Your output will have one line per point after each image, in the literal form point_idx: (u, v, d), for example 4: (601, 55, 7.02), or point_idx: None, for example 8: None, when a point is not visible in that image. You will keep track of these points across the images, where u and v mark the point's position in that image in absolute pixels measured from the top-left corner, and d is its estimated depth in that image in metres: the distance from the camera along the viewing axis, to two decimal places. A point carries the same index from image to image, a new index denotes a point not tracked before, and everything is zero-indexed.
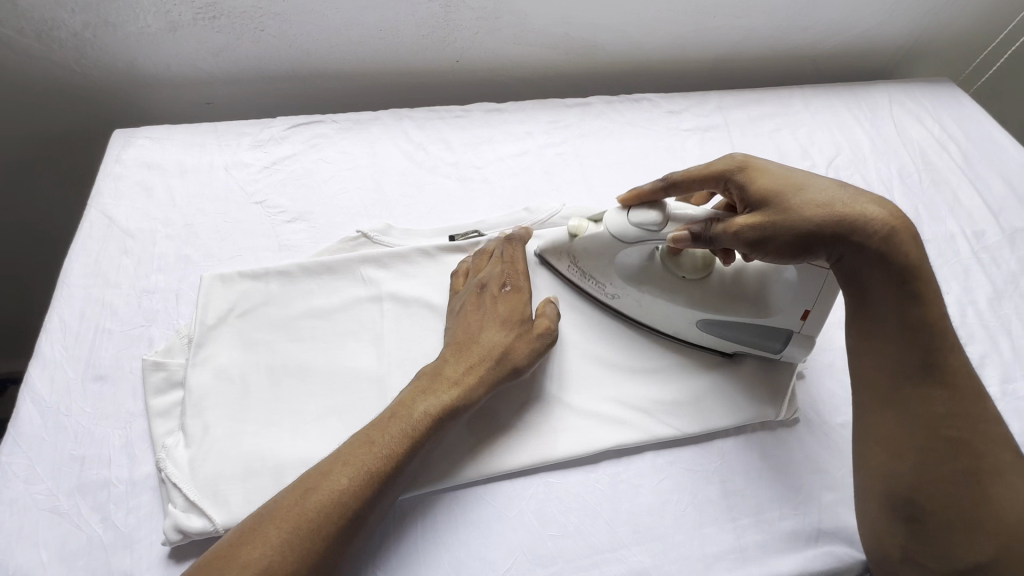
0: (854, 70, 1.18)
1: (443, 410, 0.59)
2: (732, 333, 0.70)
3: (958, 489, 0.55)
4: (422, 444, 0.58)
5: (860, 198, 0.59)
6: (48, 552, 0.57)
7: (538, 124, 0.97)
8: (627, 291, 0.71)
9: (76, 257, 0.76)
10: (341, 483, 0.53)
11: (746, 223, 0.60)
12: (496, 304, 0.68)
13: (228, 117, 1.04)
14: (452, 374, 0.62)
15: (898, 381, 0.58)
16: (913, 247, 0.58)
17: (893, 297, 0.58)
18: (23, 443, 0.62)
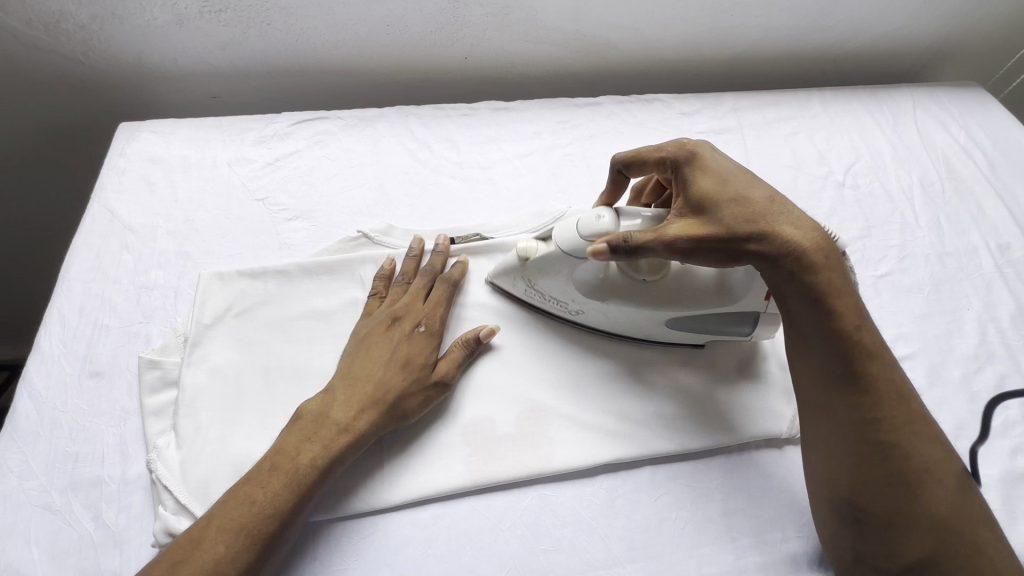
0: (876, 73, 1.14)
1: (329, 460, 0.57)
2: (702, 325, 0.68)
3: (892, 492, 0.52)
4: (307, 496, 0.55)
5: (800, 217, 0.59)
6: (39, 549, 0.56)
7: (546, 124, 0.95)
8: (592, 306, 0.68)
9: (77, 251, 0.76)
10: (219, 548, 0.50)
11: (679, 228, 0.58)
12: (404, 342, 0.65)
13: (235, 111, 1.03)
14: (339, 419, 0.59)
15: (827, 391, 0.56)
16: (833, 268, 0.57)
17: (803, 310, 0.57)
18: (19, 438, 0.62)
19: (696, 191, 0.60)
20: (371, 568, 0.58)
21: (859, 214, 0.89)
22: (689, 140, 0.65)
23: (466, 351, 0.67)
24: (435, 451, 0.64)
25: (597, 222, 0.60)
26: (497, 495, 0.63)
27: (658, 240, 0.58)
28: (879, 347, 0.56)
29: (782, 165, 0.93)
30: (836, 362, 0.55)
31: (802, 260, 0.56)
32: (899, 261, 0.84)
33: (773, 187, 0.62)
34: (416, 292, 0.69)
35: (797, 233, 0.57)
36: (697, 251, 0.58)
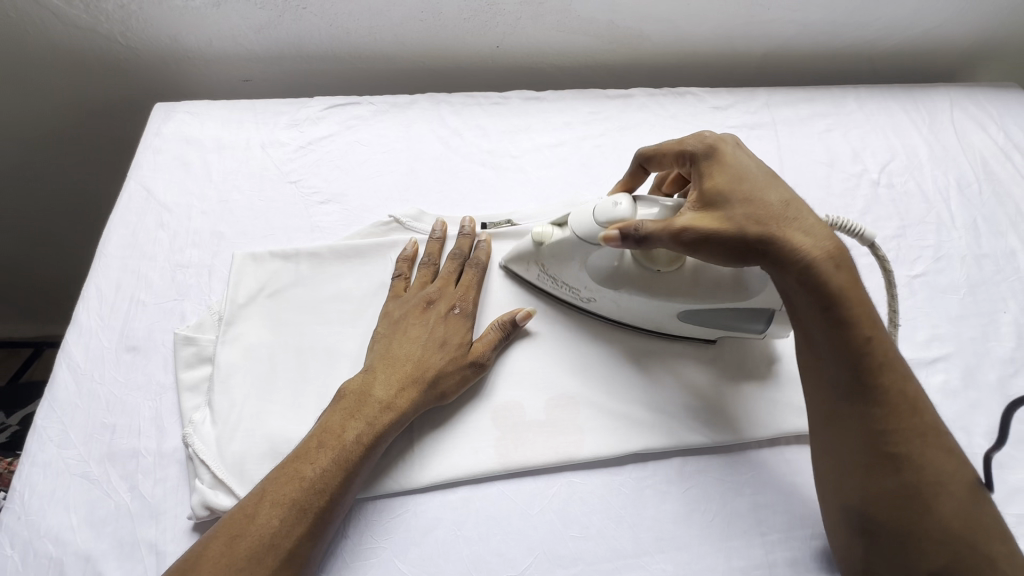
0: (912, 72, 1.12)
1: (376, 436, 0.58)
2: (714, 318, 0.66)
3: (903, 501, 0.51)
4: (355, 471, 0.56)
5: (815, 224, 0.56)
6: (78, 517, 0.58)
7: (577, 115, 0.94)
8: (603, 293, 0.67)
9: (114, 228, 0.77)
10: (272, 524, 0.52)
11: (687, 221, 0.56)
12: (441, 323, 0.66)
13: (266, 94, 1.04)
14: (382, 397, 0.60)
15: (835, 397, 0.55)
16: (843, 273, 0.54)
17: (807, 314, 0.55)
18: (58, 408, 0.63)
19: (709, 189, 0.58)
20: (401, 546, 0.59)
21: (894, 213, 0.88)
22: (711, 133, 0.62)
23: (502, 333, 0.67)
24: (467, 433, 0.64)
25: (614, 210, 0.59)
26: (527, 480, 0.63)
27: (664, 230, 0.56)
28: (889, 359, 0.54)
29: (815, 162, 0.92)
30: (842, 370, 0.54)
31: (814, 266, 0.54)
32: (934, 262, 0.83)
33: (792, 192, 0.59)
34: (447, 276, 0.70)
35: (809, 240, 0.55)
36: (704, 246, 0.56)
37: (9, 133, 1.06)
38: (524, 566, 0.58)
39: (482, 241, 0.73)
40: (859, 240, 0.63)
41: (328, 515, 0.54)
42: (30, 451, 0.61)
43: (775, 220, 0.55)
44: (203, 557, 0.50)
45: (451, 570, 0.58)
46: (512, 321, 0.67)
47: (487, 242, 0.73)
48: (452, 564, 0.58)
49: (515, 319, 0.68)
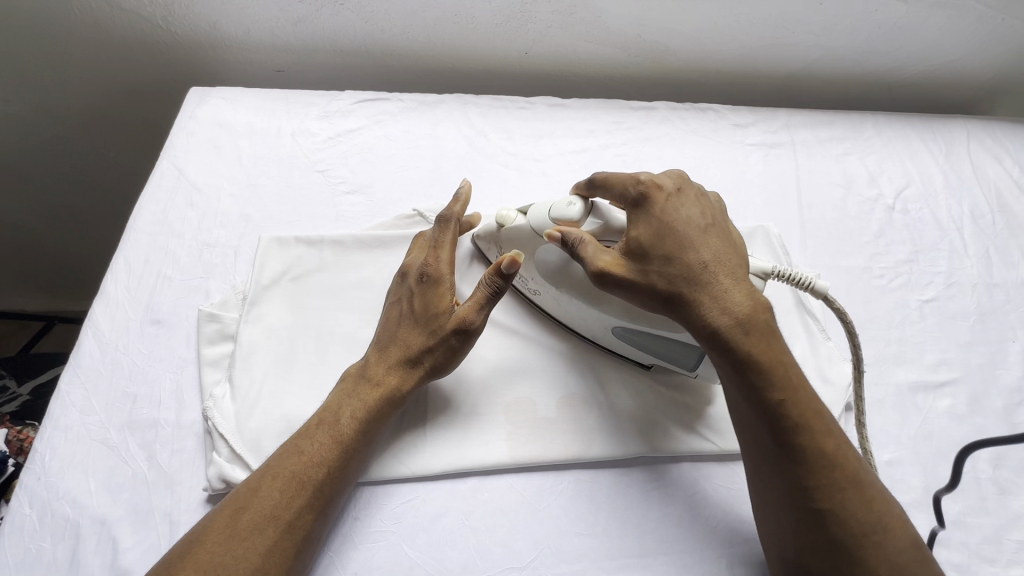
0: (930, 102, 1.13)
1: (368, 413, 0.59)
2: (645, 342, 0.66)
3: (831, 555, 0.52)
4: (353, 449, 0.57)
5: (732, 285, 0.57)
6: (95, 481, 0.59)
7: (600, 123, 0.96)
8: (546, 288, 0.68)
9: (145, 204, 0.79)
10: (272, 499, 0.53)
11: (607, 263, 0.59)
12: (413, 296, 0.64)
13: (297, 85, 1.06)
14: (373, 374, 0.61)
15: (759, 458, 0.56)
16: (761, 341, 0.55)
17: (726, 372, 0.57)
18: (81, 374, 0.65)
19: (633, 240, 0.59)
20: (409, 531, 0.60)
21: (908, 238, 0.89)
22: (647, 177, 0.62)
23: (491, 288, 0.61)
24: (473, 426, 0.65)
25: (567, 209, 0.62)
26: (534, 475, 0.64)
27: (589, 260, 0.59)
28: (804, 422, 0.54)
29: (831, 183, 0.94)
30: (761, 430, 0.55)
31: (724, 328, 0.55)
32: (945, 288, 0.84)
33: (716, 244, 0.59)
34: (422, 248, 0.69)
35: (721, 303, 0.56)
36: (617, 289, 0.59)
37: (45, 108, 1.08)
38: (528, 559, 0.59)
39: (463, 187, 0.69)
40: (811, 292, 0.63)
41: (326, 492, 0.55)
42: (52, 414, 0.62)
43: (690, 279, 0.57)
44: (208, 530, 0.51)
45: (457, 558, 0.58)
46: (496, 272, 0.61)
47: (467, 188, 0.69)
48: (459, 553, 0.59)
49: (495, 267, 0.61)
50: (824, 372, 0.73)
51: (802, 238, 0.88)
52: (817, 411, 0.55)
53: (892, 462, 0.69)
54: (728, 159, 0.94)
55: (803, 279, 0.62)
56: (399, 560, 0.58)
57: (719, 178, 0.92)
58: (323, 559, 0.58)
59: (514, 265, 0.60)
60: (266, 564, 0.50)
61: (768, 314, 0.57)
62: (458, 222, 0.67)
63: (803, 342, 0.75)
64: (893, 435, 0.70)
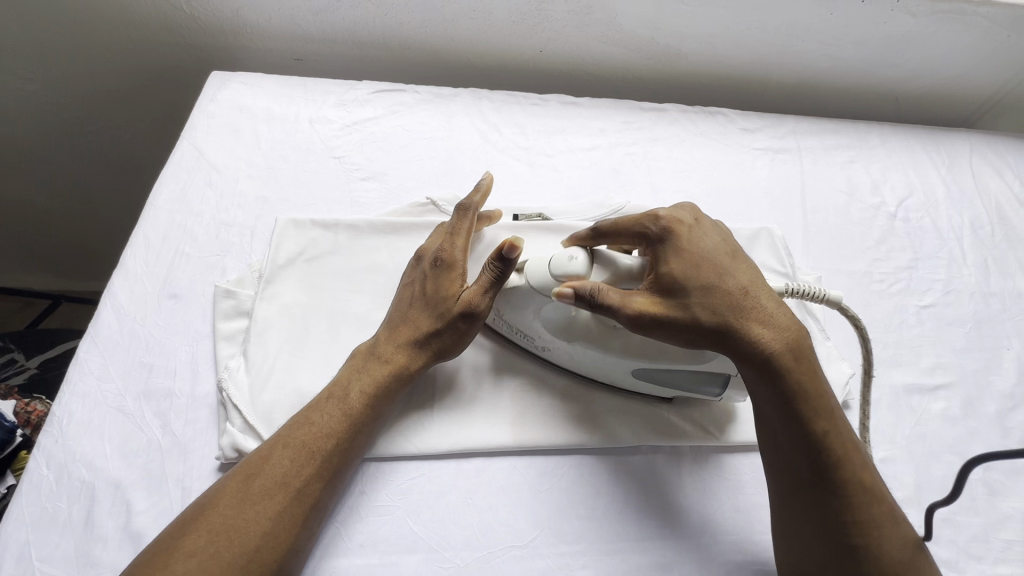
0: (934, 115, 1.16)
1: (377, 389, 0.61)
2: (665, 379, 0.64)
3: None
4: (361, 424, 0.59)
5: (776, 313, 0.59)
6: (111, 446, 0.60)
7: (611, 122, 0.98)
8: (557, 343, 0.65)
9: (165, 183, 0.80)
10: (282, 467, 0.54)
11: (640, 304, 0.57)
12: (427, 278, 0.66)
13: (315, 74, 1.08)
14: (384, 353, 0.63)
15: (796, 489, 0.56)
16: (807, 370, 0.57)
17: (774, 402, 0.57)
18: (99, 343, 0.66)
19: (665, 271, 0.58)
20: (414, 506, 0.61)
21: (908, 246, 0.91)
22: (664, 212, 0.62)
23: (494, 272, 0.63)
24: (480, 408, 0.66)
25: (568, 263, 0.59)
26: (537, 457, 0.65)
27: (621, 306, 0.56)
28: (846, 451, 0.55)
29: (835, 190, 0.96)
30: (806, 463, 0.55)
31: (778, 357, 0.56)
32: (943, 295, 0.86)
33: (750, 271, 0.61)
34: (439, 234, 0.70)
35: (769, 332, 0.57)
36: (652, 329, 0.57)
37: (64, 88, 1.10)
38: (528, 538, 0.60)
39: (484, 179, 0.73)
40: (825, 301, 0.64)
41: (334, 463, 0.57)
42: (70, 380, 0.63)
43: (738, 308, 0.58)
44: (220, 494, 0.53)
45: (460, 534, 0.60)
46: (497, 256, 0.62)
47: (489, 180, 0.73)
48: (462, 529, 0.60)
49: (496, 253, 0.62)
50: (822, 370, 0.75)
51: (804, 241, 0.89)
52: (852, 440, 0.57)
53: (885, 460, 0.70)
54: (734, 163, 0.96)
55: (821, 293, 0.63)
56: (402, 534, 0.60)
57: (725, 180, 0.94)
58: (329, 530, 0.59)
59: (514, 250, 0.61)
60: (276, 529, 0.52)
61: (807, 334, 0.59)
62: (476, 211, 0.69)
63: None
64: (887, 434, 0.72)
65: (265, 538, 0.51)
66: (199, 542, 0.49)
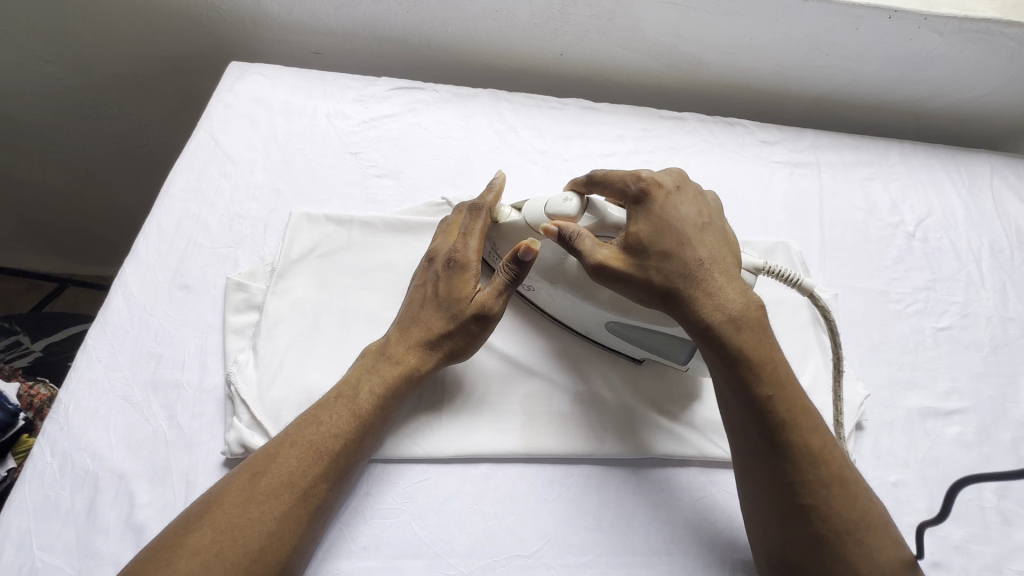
0: (954, 135, 1.15)
1: (386, 391, 0.60)
2: (638, 338, 0.66)
3: (813, 549, 0.53)
4: (368, 428, 0.58)
5: (726, 284, 0.59)
6: (116, 436, 0.60)
7: (630, 129, 0.97)
8: (541, 284, 0.68)
9: (180, 171, 0.80)
10: (289, 466, 0.54)
11: (606, 256, 0.59)
12: (440, 279, 0.65)
13: (333, 68, 1.08)
14: (394, 353, 0.62)
15: (747, 452, 0.57)
16: (753, 340, 0.57)
17: (717, 369, 0.58)
18: (108, 331, 0.66)
19: (633, 234, 0.60)
20: (420, 510, 0.60)
21: (926, 266, 0.90)
22: (648, 175, 0.63)
23: (509, 274, 0.62)
24: (488, 413, 0.66)
25: (563, 205, 0.63)
26: (545, 465, 0.65)
27: (588, 253, 0.59)
28: (792, 418, 0.55)
29: (854, 207, 0.95)
30: (750, 426, 0.56)
31: (718, 323, 0.57)
32: (960, 317, 0.85)
33: (714, 243, 0.61)
34: (451, 232, 0.69)
35: (713, 302, 0.58)
36: (613, 281, 0.59)
37: (81, 71, 1.10)
38: (534, 549, 0.59)
39: (497, 177, 0.71)
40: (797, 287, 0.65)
41: (341, 464, 0.56)
42: (78, 367, 0.63)
43: (688, 277, 0.58)
44: (226, 492, 0.52)
45: (465, 541, 0.59)
46: (512, 258, 0.61)
47: (502, 177, 0.72)
48: (468, 536, 0.59)
49: (512, 257, 0.61)
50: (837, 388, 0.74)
51: (821, 257, 0.88)
52: (807, 414, 0.56)
53: (898, 483, 0.69)
54: (753, 175, 0.95)
55: (792, 278, 0.64)
56: (408, 538, 0.59)
57: (743, 192, 0.93)
58: (333, 531, 0.58)
59: (529, 253, 0.60)
60: (280, 529, 0.51)
61: (763, 313, 0.59)
62: (490, 211, 0.68)
63: (818, 357, 0.76)
64: (900, 457, 0.71)
65: (266, 541, 0.50)
66: (199, 543, 0.48)
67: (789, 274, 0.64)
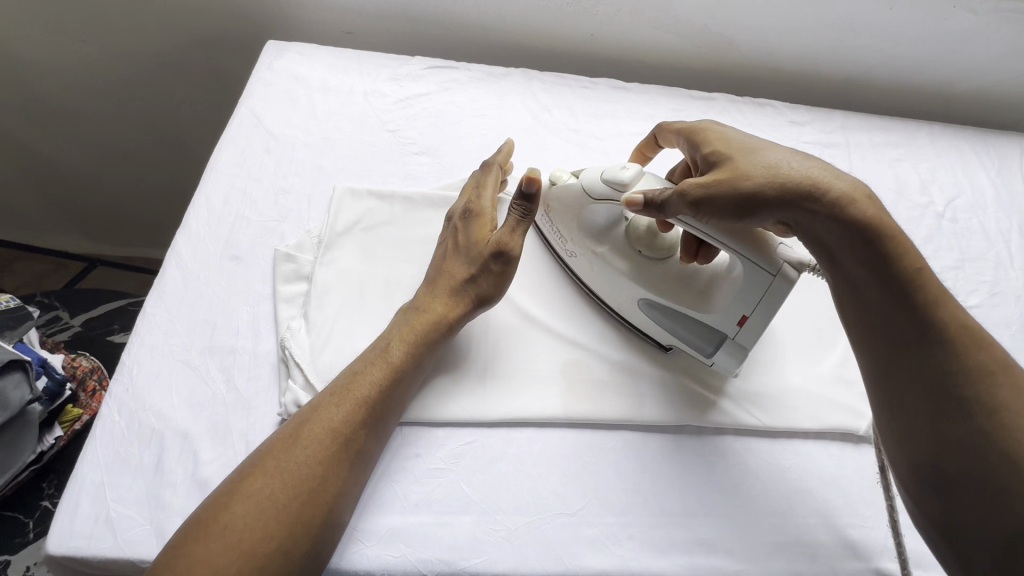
0: (984, 117, 1.15)
1: (418, 340, 0.62)
2: (666, 321, 0.69)
3: (984, 445, 0.46)
4: (403, 380, 0.61)
5: (835, 176, 0.58)
6: (178, 398, 0.62)
7: (661, 109, 0.98)
8: (584, 251, 0.73)
9: (225, 147, 0.82)
10: (333, 416, 0.56)
11: (699, 181, 0.61)
12: (457, 230, 0.69)
13: (365, 48, 1.09)
14: (422, 304, 0.65)
15: (885, 351, 0.53)
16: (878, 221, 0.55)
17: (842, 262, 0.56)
18: (166, 298, 0.68)
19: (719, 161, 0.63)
20: (466, 471, 0.63)
21: (955, 246, 0.91)
22: (710, 124, 0.70)
23: (519, 212, 0.66)
24: (530, 380, 0.68)
25: (623, 173, 0.67)
26: (586, 430, 0.67)
27: (677, 193, 0.61)
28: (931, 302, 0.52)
29: (884, 187, 0.95)
30: (883, 317, 0.53)
31: (836, 209, 0.56)
32: (989, 296, 0.86)
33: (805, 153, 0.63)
34: (468, 190, 0.73)
35: (827, 189, 0.57)
36: (712, 201, 0.60)
37: (117, 51, 1.12)
38: (576, 509, 0.62)
39: (503, 146, 0.77)
40: None
41: (380, 416, 0.59)
42: (139, 332, 0.66)
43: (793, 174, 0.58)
44: (276, 443, 0.55)
45: (511, 500, 0.62)
46: (521, 196, 0.66)
47: (510, 143, 0.78)
48: (512, 496, 0.62)
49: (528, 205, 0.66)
50: None
51: None
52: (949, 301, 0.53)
53: None
54: None
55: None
56: (455, 496, 0.61)
57: None
58: (383, 488, 0.61)
59: (531, 183, 0.65)
60: (327, 475, 0.54)
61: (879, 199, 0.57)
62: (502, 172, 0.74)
63: None
64: None
65: (315, 485, 0.53)
66: (254, 489, 0.51)
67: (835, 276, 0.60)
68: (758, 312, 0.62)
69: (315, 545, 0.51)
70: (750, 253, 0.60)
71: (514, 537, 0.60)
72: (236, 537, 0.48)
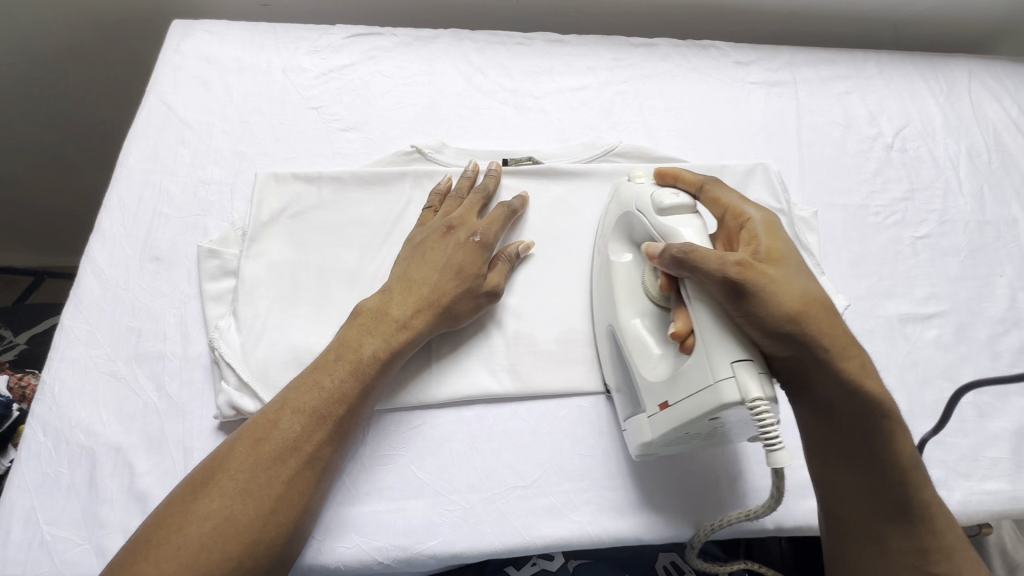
0: (932, 41, 1.12)
1: (390, 353, 0.59)
2: (620, 362, 0.62)
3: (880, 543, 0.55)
4: (369, 386, 0.58)
5: (780, 280, 0.50)
6: (106, 412, 0.60)
7: (600, 60, 0.94)
8: (599, 260, 0.67)
9: (135, 141, 0.76)
10: (293, 430, 0.53)
11: (709, 257, 0.49)
12: (464, 251, 0.65)
13: (284, 19, 1.02)
14: (397, 315, 0.61)
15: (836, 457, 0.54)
16: (823, 338, 0.49)
17: (812, 374, 0.51)
18: (84, 307, 0.65)
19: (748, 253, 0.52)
20: (417, 454, 0.62)
21: (904, 177, 0.89)
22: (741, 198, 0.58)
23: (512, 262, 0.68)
24: (480, 358, 0.66)
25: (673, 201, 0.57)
26: (536, 402, 0.66)
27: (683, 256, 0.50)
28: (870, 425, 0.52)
29: (832, 122, 0.93)
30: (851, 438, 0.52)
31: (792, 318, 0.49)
32: (938, 225, 0.85)
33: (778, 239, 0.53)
34: (496, 216, 0.69)
35: (777, 295, 0.48)
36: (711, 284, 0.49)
37: (17, 47, 1.04)
38: (532, 478, 0.61)
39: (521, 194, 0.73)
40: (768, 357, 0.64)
41: (345, 425, 0.56)
42: (58, 347, 0.62)
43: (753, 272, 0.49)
44: (230, 458, 0.52)
45: (465, 478, 0.61)
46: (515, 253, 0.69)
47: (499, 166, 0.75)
48: (466, 474, 0.61)
49: (519, 253, 0.69)
50: None
51: (800, 176, 0.87)
52: (893, 417, 0.52)
53: None
54: (728, 98, 0.93)
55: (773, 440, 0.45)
56: (408, 480, 0.60)
57: (721, 117, 0.91)
58: (338, 482, 0.60)
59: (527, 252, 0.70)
60: (289, 491, 0.51)
61: (825, 309, 0.50)
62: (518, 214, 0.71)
63: None
64: (881, 363, 0.73)
65: (275, 505, 0.50)
66: (205, 514, 0.48)
67: (774, 434, 0.45)
68: (680, 405, 0.51)
69: (280, 559, 0.50)
70: (709, 344, 0.49)
71: (470, 515, 0.59)
72: (190, 561, 0.46)
